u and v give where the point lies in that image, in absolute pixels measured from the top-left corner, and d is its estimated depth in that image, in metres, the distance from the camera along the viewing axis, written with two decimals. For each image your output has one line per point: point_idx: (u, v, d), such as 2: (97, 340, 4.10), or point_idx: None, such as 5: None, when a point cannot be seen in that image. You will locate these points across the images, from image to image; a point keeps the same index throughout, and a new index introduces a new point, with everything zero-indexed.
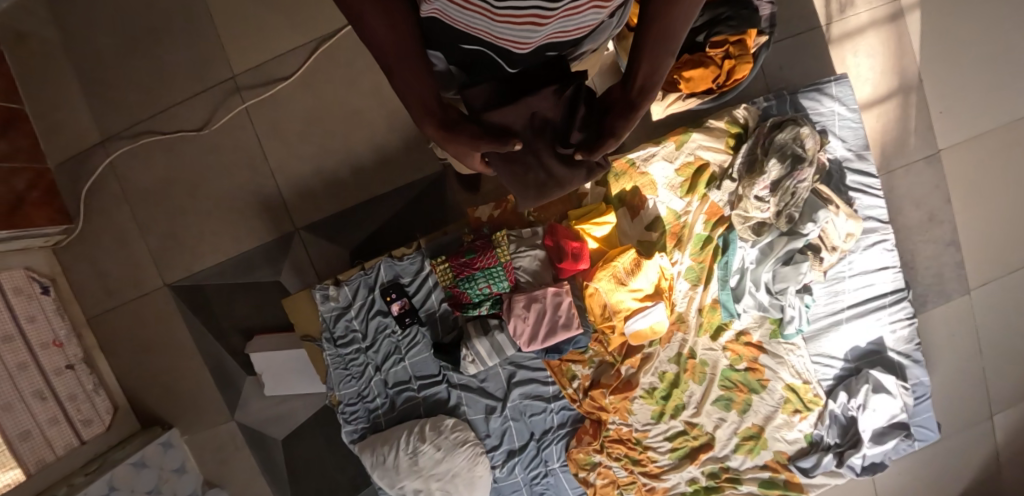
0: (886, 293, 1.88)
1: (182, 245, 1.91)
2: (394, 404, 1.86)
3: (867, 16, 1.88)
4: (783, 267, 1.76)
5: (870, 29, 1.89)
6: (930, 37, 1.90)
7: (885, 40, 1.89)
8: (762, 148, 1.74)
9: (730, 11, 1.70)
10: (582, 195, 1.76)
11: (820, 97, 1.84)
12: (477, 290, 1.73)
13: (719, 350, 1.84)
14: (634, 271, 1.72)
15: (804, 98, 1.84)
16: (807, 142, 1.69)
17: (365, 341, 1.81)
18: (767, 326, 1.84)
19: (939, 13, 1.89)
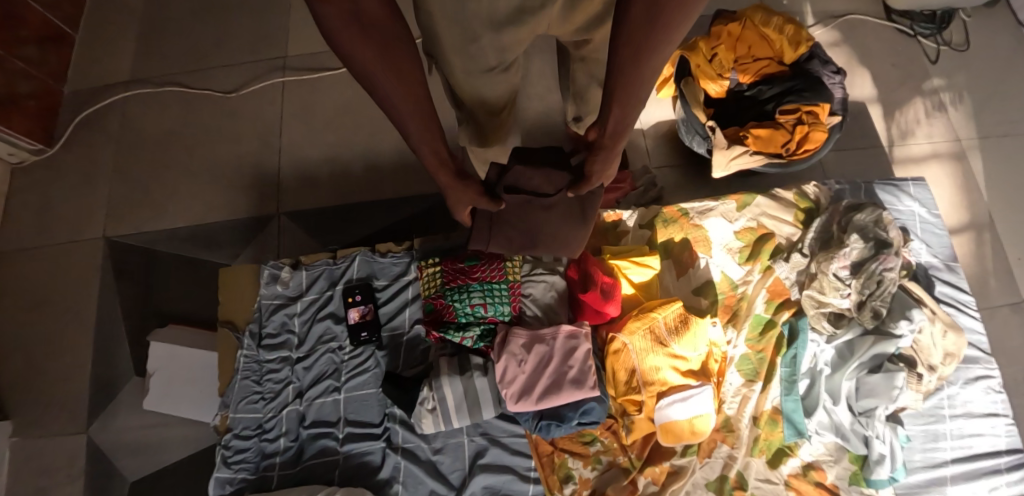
0: (999, 454, 1.30)
1: (144, 200, 1.63)
2: (301, 455, 1.26)
3: (929, 147, 1.75)
4: (869, 382, 1.27)
5: (933, 160, 1.75)
6: (999, 182, 1.73)
7: (950, 173, 1.73)
8: (839, 225, 1.39)
9: (801, 84, 1.53)
10: (622, 233, 1.42)
11: (897, 192, 1.51)
12: (467, 308, 1.27)
13: (780, 485, 1.25)
14: (676, 335, 1.26)
15: (879, 190, 1.51)
16: (891, 227, 1.34)
17: (299, 351, 1.32)
18: (846, 464, 1.27)
19: (1007, 162, 1.76)
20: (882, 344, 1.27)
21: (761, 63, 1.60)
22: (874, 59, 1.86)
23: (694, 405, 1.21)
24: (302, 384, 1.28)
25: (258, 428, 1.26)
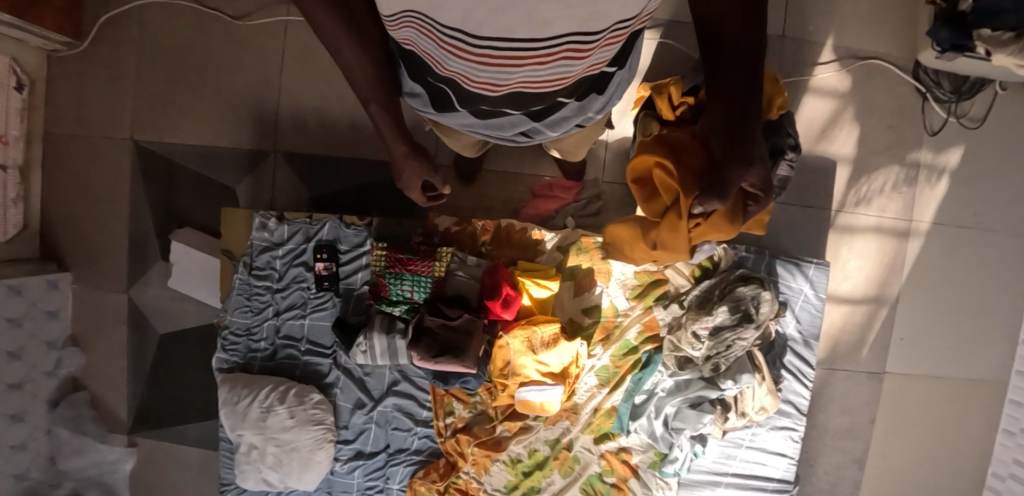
0: (771, 479, 1.46)
1: None
2: (135, 191, 1.51)
3: (933, 248, 1.52)
4: (576, 471, 1.46)
5: (916, 263, 1.52)
6: (946, 306, 1.52)
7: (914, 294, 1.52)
8: (703, 301, 1.42)
9: (747, 256, 1.45)
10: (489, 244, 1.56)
11: (797, 280, 1.45)
12: (323, 204, 1.53)
13: (408, 474, 1.47)
14: None
15: (792, 314, 1.46)
16: (766, 308, 1.37)
17: (196, 124, 1.51)
18: (530, 465, 1.46)
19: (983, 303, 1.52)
20: (704, 388, 1.40)
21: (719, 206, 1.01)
22: (933, 344, 1.53)
23: (419, 418, 1.48)
24: (189, 163, 1.51)
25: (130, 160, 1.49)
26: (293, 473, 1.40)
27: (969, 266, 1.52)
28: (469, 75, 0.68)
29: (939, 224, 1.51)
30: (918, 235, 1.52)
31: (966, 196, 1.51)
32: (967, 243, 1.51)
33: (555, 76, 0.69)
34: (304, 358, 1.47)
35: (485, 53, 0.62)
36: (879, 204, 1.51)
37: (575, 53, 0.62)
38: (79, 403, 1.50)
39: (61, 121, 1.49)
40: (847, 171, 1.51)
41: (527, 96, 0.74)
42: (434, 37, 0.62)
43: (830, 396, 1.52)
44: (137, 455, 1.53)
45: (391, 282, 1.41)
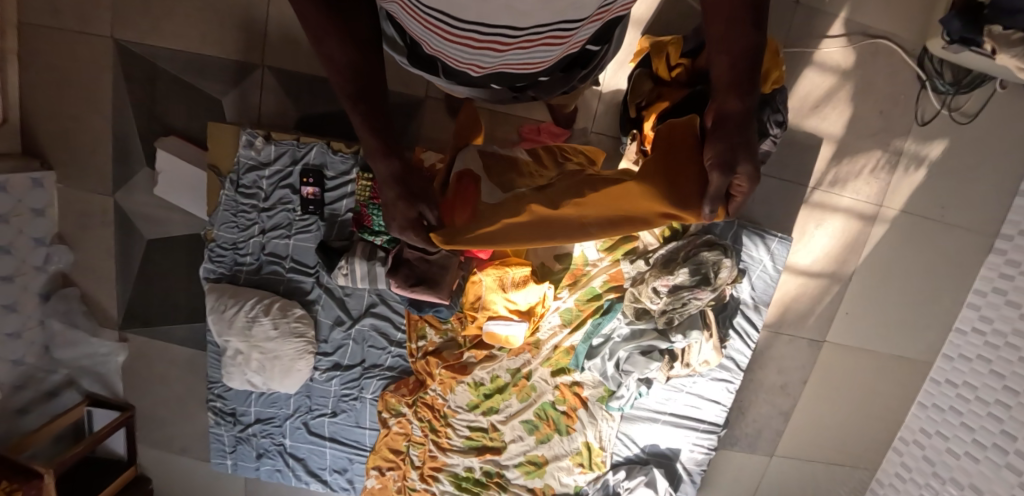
0: (703, 421, 1.66)
1: None
2: (118, 94, 1.49)
3: (894, 232, 1.65)
4: (532, 397, 1.62)
5: (876, 245, 1.66)
6: (892, 285, 1.69)
7: (869, 271, 1.68)
8: (666, 260, 1.50)
9: (718, 224, 1.54)
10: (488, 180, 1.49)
11: (758, 246, 1.55)
12: (312, 124, 1.52)
13: (377, 386, 1.61)
14: None
15: (749, 279, 1.57)
16: (724, 273, 1.46)
17: (179, 28, 1.45)
18: (491, 388, 1.61)
19: (926, 286, 1.69)
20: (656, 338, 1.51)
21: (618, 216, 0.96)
22: (872, 323, 1.72)
23: (394, 339, 1.59)
24: (171, 68, 1.47)
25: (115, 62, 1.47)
26: (275, 378, 1.52)
27: (921, 256, 1.67)
28: (444, 51, 0.62)
29: (907, 214, 1.63)
30: (884, 221, 1.64)
31: (936, 188, 1.61)
32: (926, 234, 1.65)
33: (538, 60, 0.63)
34: (287, 275, 1.53)
35: (469, 40, 0.57)
36: (855, 187, 1.61)
37: (557, 38, 0.58)
38: (69, 298, 1.59)
39: (37, 11, 1.44)
40: (829, 150, 1.57)
41: (508, 75, 0.69)
42: (417, 22, 0.57)
43: (771, 357, 1.72)
44: (128, 349, 1.64)
45: (374, 212, 1.45)
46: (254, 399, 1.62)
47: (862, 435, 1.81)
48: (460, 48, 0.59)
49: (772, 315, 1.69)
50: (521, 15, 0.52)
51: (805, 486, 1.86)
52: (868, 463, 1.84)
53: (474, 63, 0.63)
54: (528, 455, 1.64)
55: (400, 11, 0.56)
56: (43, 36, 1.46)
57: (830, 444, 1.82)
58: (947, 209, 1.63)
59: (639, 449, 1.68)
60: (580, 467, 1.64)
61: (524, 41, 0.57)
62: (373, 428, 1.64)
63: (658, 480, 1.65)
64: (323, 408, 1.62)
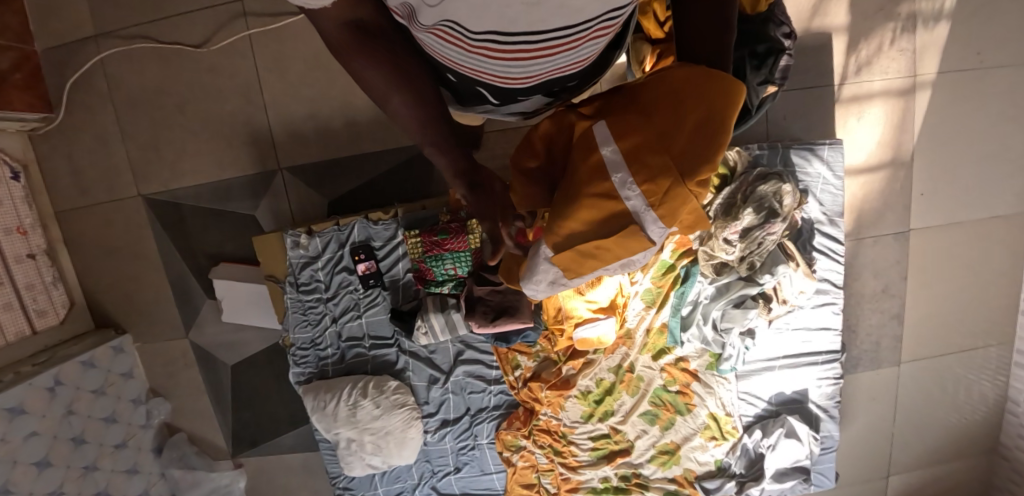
0: (820, 351, 1.60)
1: None
2: (160, 241, 1.54)
3: (940, 95, 1.57)
4: (642, 388, 1.58)
5: (926, 116, 1.58)
6: (957, 148, 1.61)
7: (929, 143, 1.60)
8: (730, 205, 1.45)
9: (765, 153, 1.50)
10: None
11: (809, 157, 1.51)
12: (345, 203, 1.55)
13: (490, 429, 1.59)
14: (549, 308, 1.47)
15: (814, 192, 1.53)
16: (785, 201, 1.41)
17: (195, 162, 1.51)
18: (598, 393, 1.59)
19: (991, 137, 1.61)
20: (744, 288, 1.47)
21: (688, 169, 0.62)
22: (950, 195, 1.64)
23: (490, 378, 1.58)
24: (199, 202, 1.52)
25: (148, 213, 1.53)
26: (393, 453, 1.52)
27: (976, 111, 1.59)
28: (489, 72, 0.60)
29: (944, 74, 1.56)
30: (924, 88, 1.57)
31: (964, 36, 1.54)
32: (972, 87, 1.57)
33: (580, 57, 0.61)
34: (371, 352, 1.55)
35: (517, 50, 0.56)
36: (882, 67, 1.54)
37: (603, 31, 0.57)
38: (179, 444, 1.63)
39: (66, 195, 1.52)
40: (843, 41, 1.52)
41: (555, 83, 0.66)
42: (458, 44, 0.56)
43: (862, 264, 1.65)
44: (246, 472, 1.67)
45: (433, 264, 1.45)
46: (378, 480, 1.60)
47: (986, 309, 1.72)
48: (504, 60, 0.57)
49: (847, 223, 1.63)
50: (570, 12, 0.52)
51: (948, 381, 1.76)
52: (1003, 337, 1.73)
53: (522, 76, 0.61)
54: (659, 446, 1.59)
55: (435, 36, 0.56)
56: (77, 214, 1.53)
57: (956, 330, 1.73)
58: (984, 54, 1.55)
59: (766, 402, 1.62)
60: (714, 440, 1.59)
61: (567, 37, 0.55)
62: (501, 471, 1.61)
63: (798, 427, 1.60)
64: (446, 467, 1.61)
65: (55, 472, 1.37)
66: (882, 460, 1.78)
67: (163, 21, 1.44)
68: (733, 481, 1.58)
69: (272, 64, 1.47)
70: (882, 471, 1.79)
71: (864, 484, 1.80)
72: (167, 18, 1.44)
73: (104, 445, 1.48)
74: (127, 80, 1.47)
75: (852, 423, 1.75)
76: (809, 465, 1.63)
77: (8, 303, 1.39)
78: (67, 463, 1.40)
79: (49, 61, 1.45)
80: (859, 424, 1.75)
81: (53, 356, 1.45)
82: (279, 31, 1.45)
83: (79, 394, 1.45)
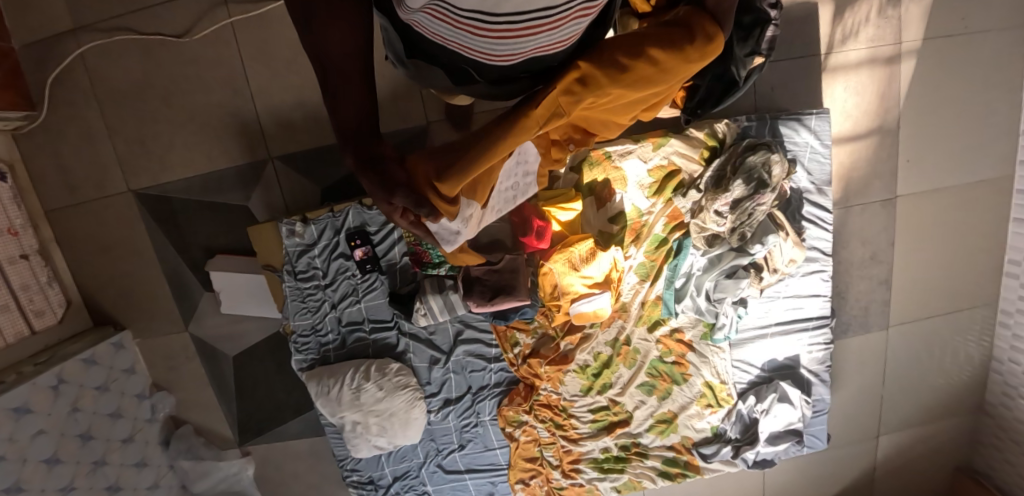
0: (810, 318, 1.64)
1: None
2: (154, 236, 1.54)
3: (925, 61, 1.59)
4: (639, 360, 1.62)
5: (912, 82, 1.60)
6: (943, 113, 1.63)
7: (915, 109, 1.62)
8: (722, 173, 1.47)
9: (752, 124, 1.52)
10: (555, 177, 1.51)
11: (796, 126, 1.53)
12: (338, 188, 1.55)
13: (492, 406, 1.63)
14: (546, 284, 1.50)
15: (802, 160, 1.55)
16: (775, 170, 1.43)
17: (185, 155, 1.50)
18: (596, 366, 1.62)
19: (977, 101, 1.63)
20: (736, 257, 1.50)
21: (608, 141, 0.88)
22: (935, 160, 1.67)
23: (490, 356, 1.61)
24: (191, 195, 1.52)
25: (140, 209, 1.52)
26: (398, 434, 1.55)
27: (961, 76, 1.61)
28: (474, 48, 0.62)
29: (930, 41, 1.57)
30: (909, 56, 1.58)
31: (948, 1, 1.55)
32: (957, 52, 1.59)
33: (562, 38, 0.64)
34: (371, 336, 1.57)
35: (503, 27, 0.58)
36: (867, 36, 1.55)
37: (586, 11, 0.59)
38: (186, 435, 1.65)
39: (55, 193, 1.51)
40: (829, 11, 1.52)
41: (539, 63, 0.68)
42: (446, 18, 0.57)
43: (850, 232, 1.68)
44: (254, 459, 1.71)
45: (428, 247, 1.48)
46: (385, 461, 1.63)
47: (971, 269, 1.76)
48: (491, 39, 0.59)
49: (835, 191, 1.65)
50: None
51: (935, 342, 1.80)
52: (987, 297, 1.78)
53: (507, 54, 0.63)
54: (657, 415, 1.64)
55: (423, 10, 0.57)
56: (68, 212, 1.52)
57: (944, 292, 1.77)
58: (969, 18, 1.57)
59: (759, 369, 1.66)
60: (710, 407, 1.64)
61: (553, 19, 0.58)
62: (504, 446, 1.65)
63: (791, 392, 1.64)
64: (451, 445, 1.64)
65: (65, 468, 1.39)
66: (873, 421, 1.84)
67: (142, 12, 1.42)
68: (730, 446, 1.63)
69: (258, 52, 1.46)
70: (873, 431, 1.85)
71: (856, 444, 1.86)
72: (145, 8, 1.42)
73: (112, 440, 1.50)
74: (110, 74, 1.45)
75: (843, 386, 1.80)
76: (802, 428, 1.68)
77: (6, 305, 1.39)
78: (76, 459, 1.42)
79: (29, 58, 1.43)
80: (850, 387, 1.80)
81: (54, 355, 1.46)
82: (262, 18, 1.44)
83: (84, 391, 1.46)
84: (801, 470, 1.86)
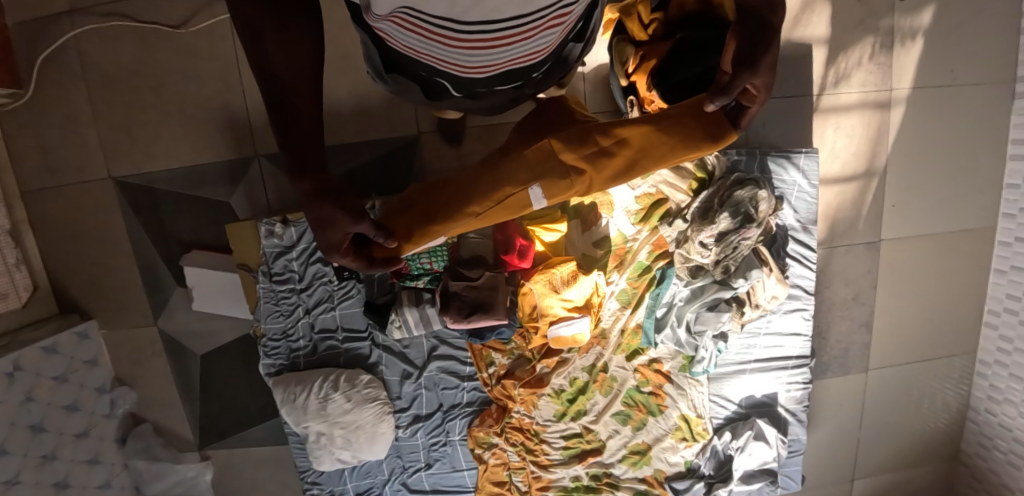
0: (790, 355, 1.63)
1: None
2: (131, 226, 1.51)
3: (915, 108, 1.61)
4: (616, 388, 1.59)
5: (901, 128, 1.62)
6: (930, 162, 1.65)
7: (903, 155, 1.64)
8: (711, 204, 1.46)
9: (742, 157, 1.52)
10: None
11: (785, 164, 1.54)
12: None
13: (462, 426, 1.59)
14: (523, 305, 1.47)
15: (789, 198, 1.55)
16: (762, 206, 1.42)
17: (169, 146, 1.48)
18: (570, 392, 1.59)
19: (963, 152, 1.65)
20: (718, 291, 1.49)
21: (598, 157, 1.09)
22: (920, 208, 1.68)
23: (464, 374, 1.57)
24: (172, 187, 1.49)
25: (119, 197, 1.49)
26: (363, 448, 1.51)
27: (949, 127, 1.63)
28: (448, 60, 0.61)
29: (919, 89, 1.60)
30: (899, 103, 1.60)
31: (940, 53, 1.58)
32: (945, 102, 1.61)
33: (537, 48, 0.64)
34: (344, 345, 1.53)
35: (479, 37, 0.57)
36: (859, 80, 1.57)
37: (558, 21, 0.59)
38: (145, 434, 1.60)
39: (33, 175, 1.48)
40: (823, 52, 1.54)
41: (515, 73, 0.68)
42: (417, 31, 0.56)
43: (834, 272, 1.68)
44: (213, 464, 1.65)
45: (409, 258, 1.44)
46: (348, 475, 1.58)
47: (951, 319, 1.76)
48: (465, 50, 0.59)
49: (820, 231, 1.66)
50: (522, 5, 0.54)
51: (913, 389, 1.79)
52: (965, 348, 1.78)
53: (483, 65, 0.63)
54: (630, 446, 1.60)
55: (394, 24, 0.56)
56: (43, 194, 1.48)
57: (925, 340, 1.77)
58: (958, 70, 1.59)
59: (736, 404, 1.64)
60: (685, 441, 1.61)
61: (526, 30, 0.58)
62: (471, 468, 1.61)
63: (767, 429, 1.62)
64: (417, 463, 1.59)
65: (11, 460, 1.33)
66: (848, 465, 1.82)
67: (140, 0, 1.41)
68: (703, 482, 1.61)
69: None
70: (847, 476, 1.83)
71: (831, 488, 1.83)
72: None
73: (65, 434, 1.44)
74: (100, 59, 1.43)
75: (820, 427, 1.78)
76: (777, 467, 1.65)
77: None
78: (25, 451, 1.36)
79: (20, 36, 1.41)
80: (826, 429, 1.78)
81: (14, 341, 1.41)
82: None
83: (40, 380, 1.41)
84: None
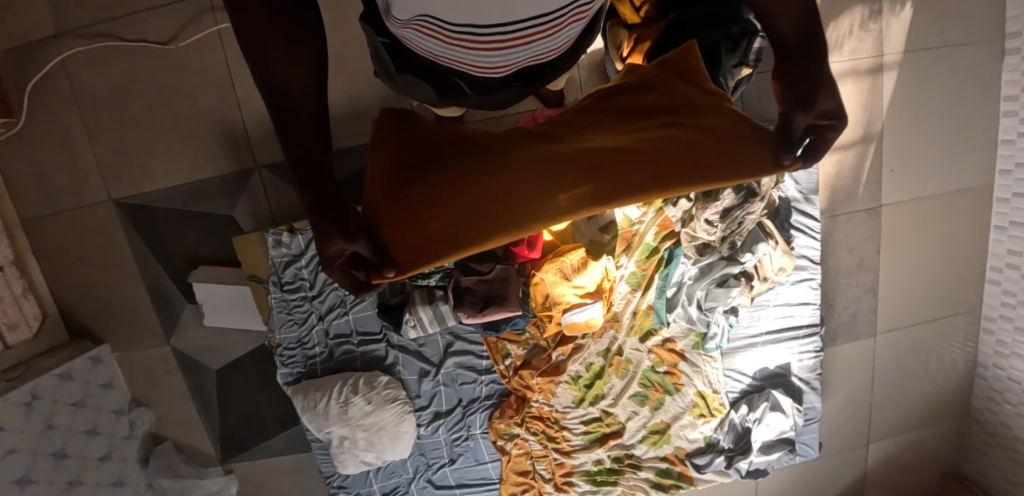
0: (800, 325, 1.65)
1: None
2: (136, 246, 1.50)
3: (907, 71, 1.62)
4: (631, 370, 1.61)
5: (894, 92, 1.63)
6: (925, 124, 1.67)
7: (899, 119, 1.65)
8: None
9: None
10: None
11: None
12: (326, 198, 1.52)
13: (483, 419, 1.60)
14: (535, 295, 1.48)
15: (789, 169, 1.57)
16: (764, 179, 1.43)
17: (168, 163, 1.47)
18: (588, 377, 1.60)
19: (956, 112, 1.67)
20: (725, 267, 1.50)
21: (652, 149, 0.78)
22: (917, 170, 1.69)
23: (481, 367, 1.58)
24: (173, 205, 1.49)
25: (121, 217, 1.48)
26: (387, 449, 1.51)
27: (941, 88, 1.64)
28: (467, 61, 0.62)
29: (910, 53, 1.61)
30: (891, 68, 1.61)
31: (929, 15, 1.59)
32: (936, 64, 1.63)
33: (556, 44, 0.64)
34: (360, 349, 1.54)
35: (498, 39, 0.58)
36: (850, 48, 1.58)
37: (578, 17, 0.59)
38: (166, 452, 1.60)
39: (31, 203, 1.46)
40: None
41: (531, 70, 0.68)
42: (435, 36, 0.58)
43: (837, 240, 1.70)
44: (237, 477, 1.65)
45: None
46: (373, 477, 1.59)
47: (955, 277, 1.78)
48: (485, 53, 0.60)
49: (821, 200, 1.67)
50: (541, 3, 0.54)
51: (921, 349, 1.82)
52: (969, 305, 1.81)
53: (502, 65, 0.63)
54: (650, 426, 1.62)
55: (413, 29, 0.57)
56: (43, 221, 1.47)
57: (929, 300, 1.79)
58: (947, 32, 1.61)
59: (750, 377, 1.66)
60: (703, 417, 1.62)
61: (546, 28, 0.58)
62: (495, 460, 1.62)
63: (782, 399, 1.64)
64: (441, 459, 1.61)
65: (37, 489, 1.33)
66: (862, 428, 1.85)
67: (126, 19, 1.40)
68: (723, 456, 1.62)
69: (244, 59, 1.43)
70: (863, 439, 1.86)
71: (847, 453, 1.86)
72: (130, 15, 1.39)
73: (87, 458, 1.45)
74: (91, 81, 1.42)
75: (833, 393, 1.80)
76: (794, 436, 1.67)
77: None
78: (48, 479, 1.36)
79: (7, 64, 1.39)
80: (840, 394, 1.81)
81: (29, 371, 1.41)
82: None
83: (58, 407, 1.40)
84: (794, 478, 1.85)
